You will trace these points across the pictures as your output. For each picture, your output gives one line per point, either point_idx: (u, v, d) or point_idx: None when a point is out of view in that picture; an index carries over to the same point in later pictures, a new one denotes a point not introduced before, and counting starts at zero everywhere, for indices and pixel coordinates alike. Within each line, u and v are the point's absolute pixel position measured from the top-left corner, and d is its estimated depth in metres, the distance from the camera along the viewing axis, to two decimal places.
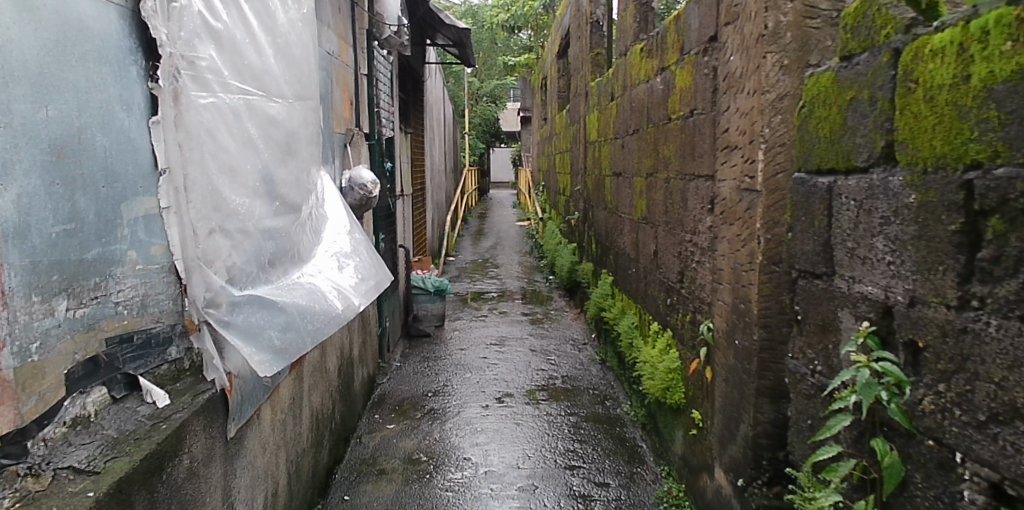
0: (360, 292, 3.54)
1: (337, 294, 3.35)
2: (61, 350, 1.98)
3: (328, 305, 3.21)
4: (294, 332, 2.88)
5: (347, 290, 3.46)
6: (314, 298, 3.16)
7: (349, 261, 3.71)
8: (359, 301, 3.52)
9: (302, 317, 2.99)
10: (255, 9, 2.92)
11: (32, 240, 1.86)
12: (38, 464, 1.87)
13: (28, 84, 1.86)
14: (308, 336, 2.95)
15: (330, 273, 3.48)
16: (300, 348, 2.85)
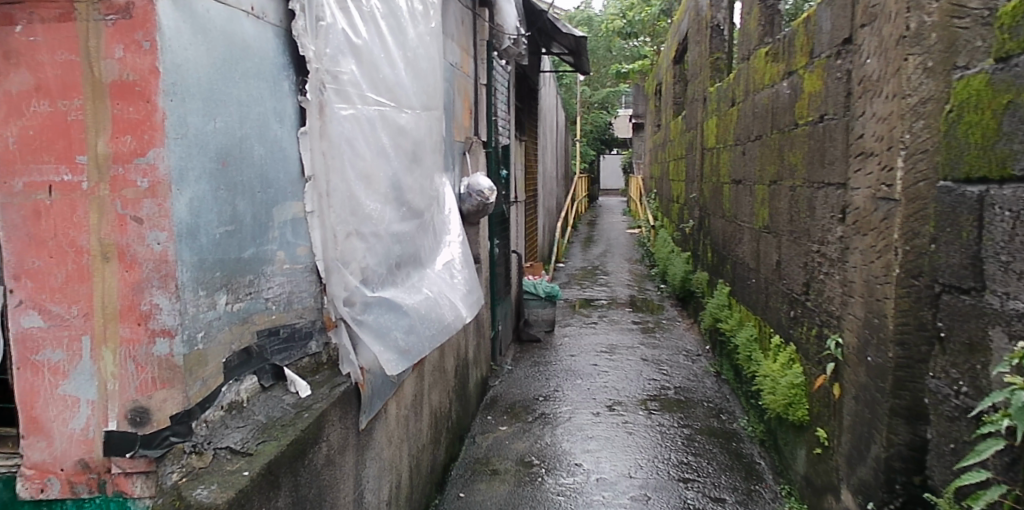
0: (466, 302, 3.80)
1: (447, 301, 3.57)
2: (221, 340, 2.17)
3: (441, 314, 3.43)
4: (414, 335, 3.11)
5: (454, 300, 3.68)
6: (431, 304, 3.36)
7: (458, 271, 3.85)
8: (465, 314, 3.81)
9: (422, 322, 3.21)
10: (389, 24, 3.08)
11: (200, 239, 2.04)
12: (201, 443, 2.05)
13: (201, 99, 2.05)
14: (427, 341, 3.21)
15: (442, 281, 3.64)
16: (420, 349, 3.10)
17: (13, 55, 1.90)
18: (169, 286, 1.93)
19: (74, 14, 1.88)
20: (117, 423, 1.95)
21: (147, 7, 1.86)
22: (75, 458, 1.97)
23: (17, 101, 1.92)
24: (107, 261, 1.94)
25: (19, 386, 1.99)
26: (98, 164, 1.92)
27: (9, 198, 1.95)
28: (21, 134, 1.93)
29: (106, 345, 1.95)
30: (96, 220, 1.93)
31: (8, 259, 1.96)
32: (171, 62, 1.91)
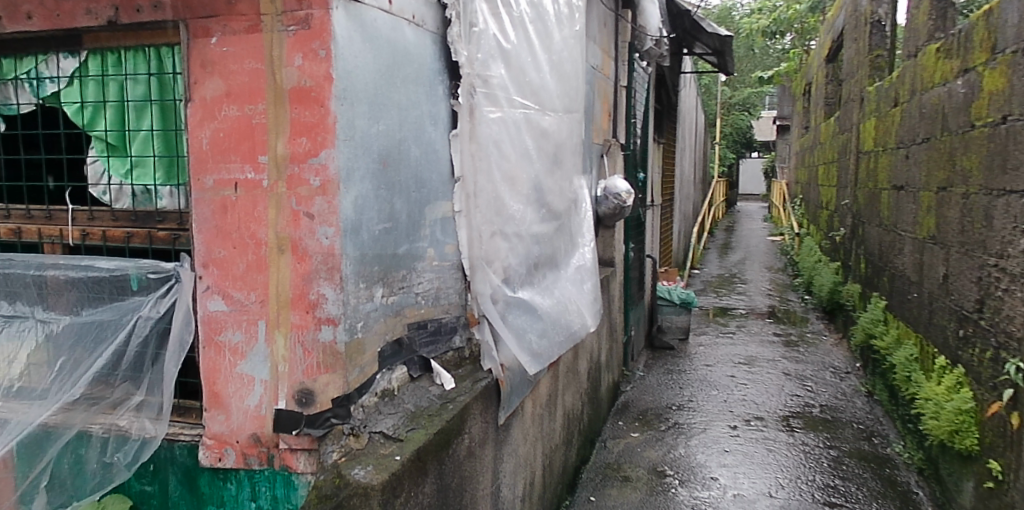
0: (591, 310, 3.75)
1: (575, 309, 3.54)
2: (377, 330, 2.29)
3: (569, 322, 3.43)
4: (547, 340, 3.17)
5: (582, 307, 3.63)
6: (563, 309, 3.40)
7: (588, 278, 3.79)
8: (590, 322, 3.76)
9: (553, 328, 3.25)
10: (538, 29, 3.13)
11: (362, 235, 2.18)
12: (359, 425, 2.20)
13: (367, 103, 2.19)
14: (559, 344, 3.28)
15: (575, 285, 3.62)
16: (551, 354, 3.17)
17: (209, 64, 2.12)
18: (335, 279, 2.07)
19: (261, 25, 2.06)
20: (285, 402, 2.12)
21: (324, 18, 2.00)
22: (249, 432, 2.17)
23: (210, 106, 2.13)
24: (281, 253, 2.11)
25: (204, 363, 2.21)
26: (277, 163, 2.08)
27: (202, 193, 2.17)
28: (213, 136, 2.14)
29: (279, 329, 2.12)
30: (273, 215, 2.10)
31: (200, 248, 2.19)
32: (343, 69, 2.05)
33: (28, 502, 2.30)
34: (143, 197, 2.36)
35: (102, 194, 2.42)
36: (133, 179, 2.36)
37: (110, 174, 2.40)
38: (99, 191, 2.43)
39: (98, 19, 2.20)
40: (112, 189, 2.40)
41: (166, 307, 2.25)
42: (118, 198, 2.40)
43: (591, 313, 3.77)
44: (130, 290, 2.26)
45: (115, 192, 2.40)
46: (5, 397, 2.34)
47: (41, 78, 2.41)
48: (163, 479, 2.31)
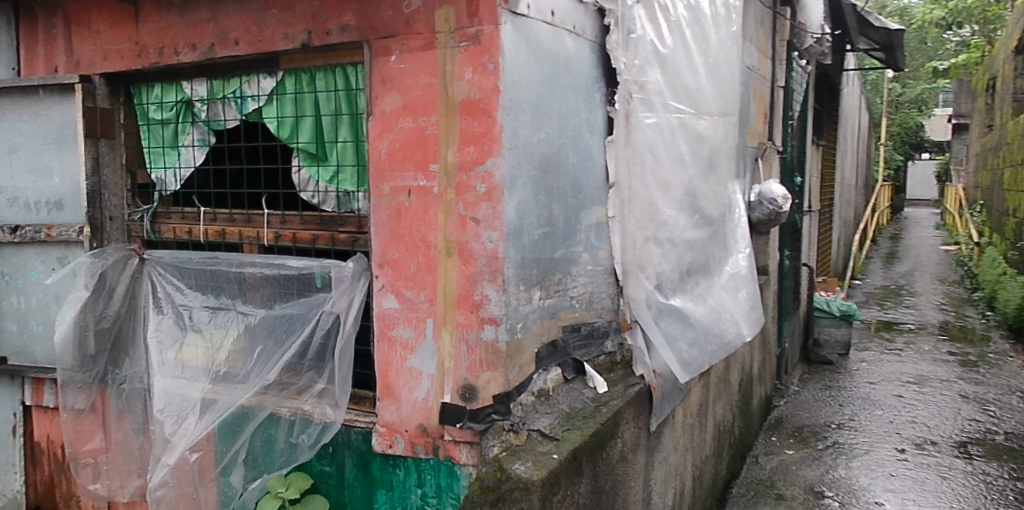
0: (745, 319, 3.56)
1: (727, 318, 3.36)
2: (535, 331, 2.37)
3: (722, 330, 3.27)
4: (698, 349, 3.05)
5: (736, 316, 3.47)
6: (717, 318, 3.28)
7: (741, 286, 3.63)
8: (745, 332, 3.59)
9: (705, 337, 3.14)
10: (695, 32, 3.08)
11: (523, 239, 2.26)
12: (518, 422, 2.28)
13: (530, 112, 2.27)
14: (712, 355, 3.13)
15: (728, 295, 3.50)
16: (702, 364, 3.04)
17: (388, 80, 2.29)
18: (498, 281, 2.18)
19: (435, 43, 2.20)
20: (450, 396, 2.26)
21: (494, 32, 2.11)
22: (417, 422, 2.32)
23: (389, 119, 2.31)
24: (448, 255, 2.25)
25: (378, 356, 2.39)
26: (447, 171, 2.22)
27: (379, 199, 2.35)
28: (390, 146, 2.31)
29: (446, 327, 2.26)
30: (442, 219, 2.24)
31: (376, 250, 2.37)
32: (510, 81, 2.15)
33: (227, 475, 2.62)
34: (343, 200, 2.59)
35: (311, 197, 2.64)
36: (336, 183, 2.58)
37: (317, 181, 2.63)
38: (308, 196, 2.66)
39: (294, 42, 2.46)
40: (320, 193, 2.62)
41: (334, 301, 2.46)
42: (325, 201, 2.62)
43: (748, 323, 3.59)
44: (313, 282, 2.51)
45: (323, 196, 2.62)
46: (213, 381, 2.64)
47: (244, 96, 2.72)
48: (341, 461, 2.53)
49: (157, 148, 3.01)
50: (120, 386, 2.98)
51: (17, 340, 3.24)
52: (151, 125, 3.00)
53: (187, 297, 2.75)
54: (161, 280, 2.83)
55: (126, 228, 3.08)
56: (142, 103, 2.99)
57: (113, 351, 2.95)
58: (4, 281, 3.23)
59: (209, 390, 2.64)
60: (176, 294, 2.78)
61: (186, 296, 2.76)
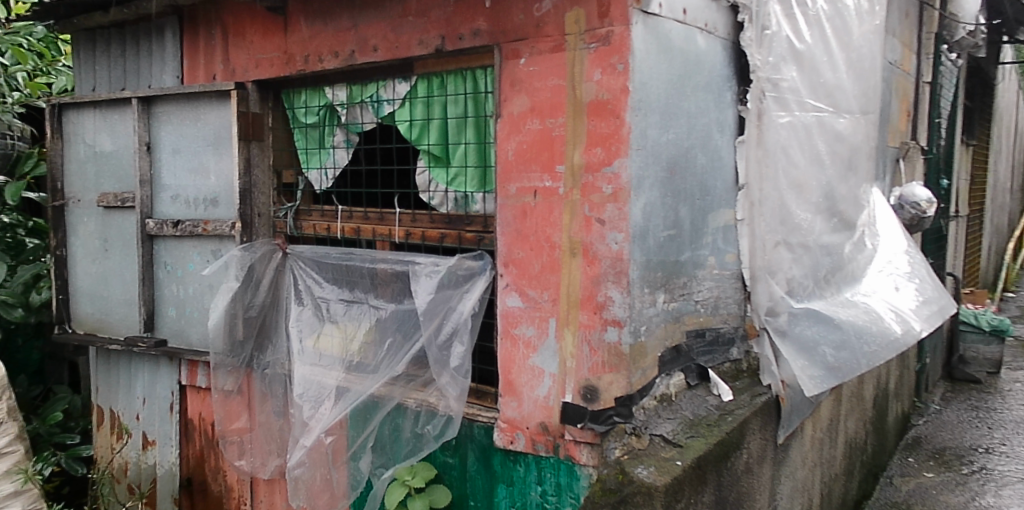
0: (922, 314, 2.95)
1: (893, 316, 2.88)
2: (658, 335, 2.34)
3: (888, 328, 2.80)
4: (849, 351, 2.71)
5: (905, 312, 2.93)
6: (873, 318, 2.84)
7: (907, 283, 3.13)
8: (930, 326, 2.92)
9: (859, 337, 2.75)
10: (836, 26, 2.93)
11: (649, 242, 2.24)
12: (640, 426, 2.25)
13: (659, 112, 2.24)
14: (868, 356, 2.68)
15: (885, 294, 3.03)
16: (855, 366, 2.66)
17: (517, 83, 2.33)
18: (622, 282, 2.17)
19: (565, 45, 2.22)
20: (571, 396, 2.28)
21: (625, 33, 2.11)
22: (538, 420, 2.36)
23: (517, 121, 2.35)
24: (572, 256, 2.26)
25: (502, 354, 2.45)
26: (573, 172, 2.23)
27: (506, 199, 2.40)
28: (517, 148, 2.35)
29: (569, 327, 2.28)
30: (567, 220, 2.26)
31: (502, 250, 2.42)
32: (640, 81, 2.14)
33: (356, 460, 2.75)
34: (461, 202, 2.68)
35: (429, 199, 2.75)
36: (455, 186, 2.67)
37: (435, 182, 2.73)
38: (427, 197, 2.76)
39: (429, 48, 2.57)
40: (438, 195, 2.73)
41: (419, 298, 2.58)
42: (442, 202, 2.73)
43: (923, 317, 2.94)
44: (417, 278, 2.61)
45: (440, 198, 2.73)
46: (347, 369, 2.78)
47: (380, 100, 2.85)
48: (463, 453, 2.63)
49: (305, 148, 3.21)
50: (263, 371, 3.21)
51: (176, 324, 3.56)
52: (301, 128, 3.21)
53: (325, 290, 2.93)
54: (301, 274, 3.02)
55: (272, 224, 3.32)
56: (293, 107, 3.20)
57: (258, 337, 3.19)
58: (166, 271, 3.56)
59: (342, 379, 2.77)
60: (315, 287, 2.96)
61: (324, 289, 2.93)
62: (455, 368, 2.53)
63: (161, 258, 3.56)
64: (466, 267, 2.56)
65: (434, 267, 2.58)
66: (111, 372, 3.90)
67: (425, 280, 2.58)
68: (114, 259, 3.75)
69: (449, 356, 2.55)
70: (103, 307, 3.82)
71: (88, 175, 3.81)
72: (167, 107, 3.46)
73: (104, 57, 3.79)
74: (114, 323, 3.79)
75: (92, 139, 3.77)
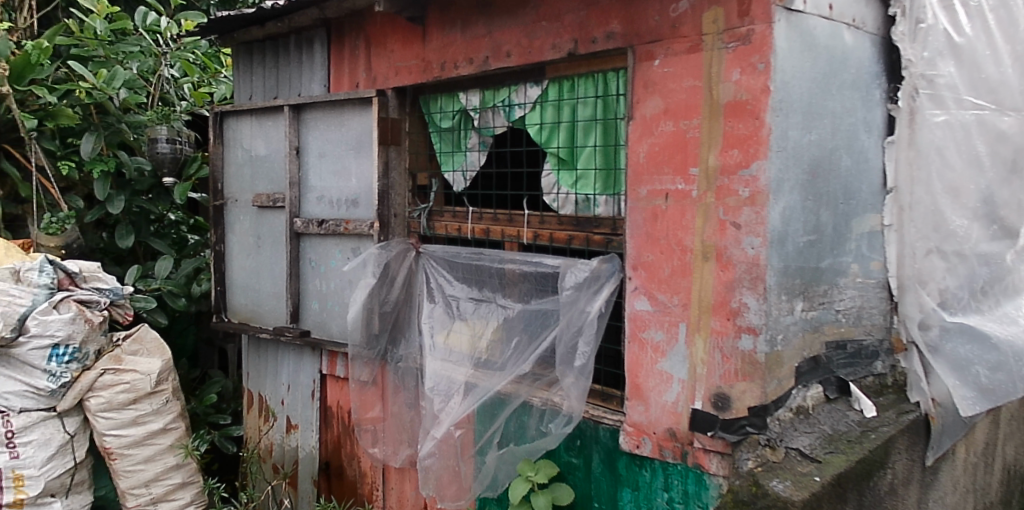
0: None
1: None
2: (796, 345, 2.24)
3: None
4: (1006, 373, 2.48)
5: None
6: None
7: None
8: None
9: (1020, 359, 2.51)
10: (1003, 16, 2.69)
11: (788, 247, 2.16)
12: (775, 438, 2.17)
13: (801, 112, 2.16)
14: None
15: None
16: (1013, 391, 2.45)
17: (651, 84, 2.32)
18: (758, 289, 2.10)
19: (702, 45, 2.18)
20: (701, 403, 2.23)
21: (766, 31, 2.05)
22: (666, 426, 2.33)
23: (649, 123, 2.33)
24: (705, 260, 2.21)
25: (629, 357, 2.43)
26: (708, 175, 2.19)
27: (636, 202, 2.38)
28: (649, 150, 2.33)
29: (699, 333, 2.23)
30: (700, 223, 2.22)
31: (631, 253, 2.41)
32: (781, 80, 2.07)
33: (483, 454, 2.81)
34: (583, 204, 2.70)
35: (553, 201, 2.79)
36: (578, 189, 2.69)
37: (560, 185, 2.76)
38: (549, 199, 2.81)
39: (561, 51, 2.60)
40: (561, 197, 2.76)
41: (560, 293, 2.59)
42: (564, 205, 2.75)
43: None
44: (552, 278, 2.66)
45: (563, 200, 2.75)
46: (475, 366, 2.84)
47: (512, 104, 2.91)
48: (588, 455, 2.64)
49: (445, 151, 3.29)
50: (397, 364, 3.34)
51: (318, 317, 3.79)
52: (440, 133, 3.30)
53: (455, 288, 3.03)
54: (433, 272, 3.14)
55: (407, 224, 3.46)
56: (431, 113, 3.32)
57: (391, 332, 3.34)
58: (311, 266, 3.80)
59: (471, 375, 2.84)
60: (446, 285, 3.07)
61: (454, 287, 3.03)
62: (576, 367, 2.53)
63: (307, 255, 3.81)
64: (596, 269, 2.54)
65: (578, 266, 2.56)
66: (260, 358, 4.22)
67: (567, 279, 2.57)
68: (265, 254, 4.05)
69: (573, 354, 2.55)
70: (255, 299, 4.13)
71: (245, 177, 4.14)
72: (315, 113, 3.70)
73: (260, 68, 4.10)
74: (264, 314, 4.09)
75: (248, 144, 4.10)
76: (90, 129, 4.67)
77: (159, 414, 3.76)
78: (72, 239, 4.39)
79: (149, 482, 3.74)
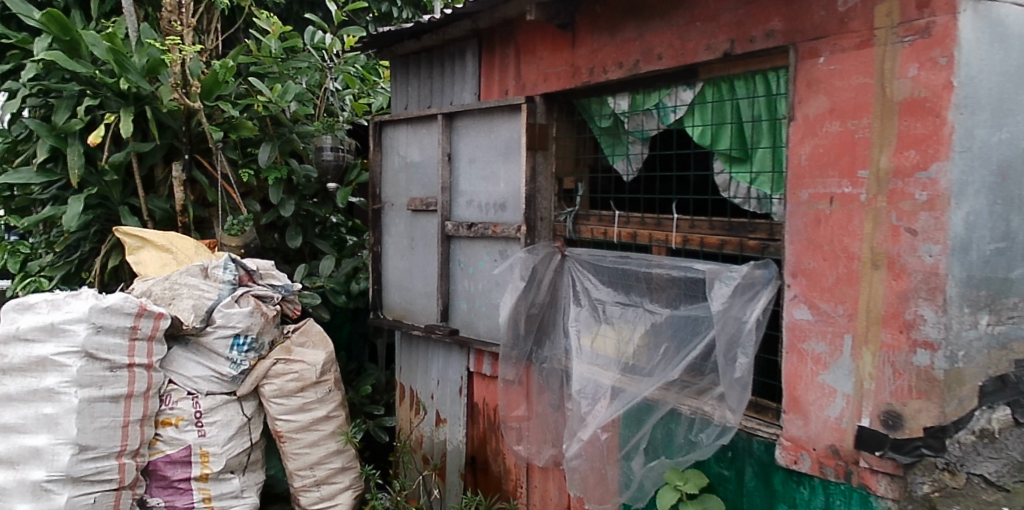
0: None
1: None
2: (980, 362, 2.05)
3: None
4: None
5: None
6: None
7: None
8: None
9: None
10: None
11: (972, 254, 1.98)
12: (954, 462, 1.97)
13: (990, 108, 1.98)
14: None
15: None
16: None
17: (815, 83, 2.23)
18: (936, 300, 1.95)
19: (874, 40, 2.07)
20: (869, 421, 2.11)
21: (949, 23, 1.90)
22: (828, 442, 2.23)
23: (813, 123, 2.25)
24: (874, 268, 2.10)
25: (787, 368, 2.35)
26: (878, 177, 2.07)
27: (797, 206, 2.30)
28: (813, 152, 2.24)
29: (867, 346, 2.12)
30: (870, 229, 2.10)
31: (790, 259, 2.32)
32: (967, 75, 1.90)
33: (629, 459, 2.77)
34: (764, 200, 2.55)
35: (733, 199, 2.65)
36: (759, 185, 2.56)
37: (738, 182, 2.64)
38: (730, 196, 2.67)
39: (716, 52, 2.55)
40: (741, 194, 2.62)
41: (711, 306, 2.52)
42: (746, 202, 2.61)
43: None
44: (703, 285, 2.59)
45: (744, 197, 2.62)
46: (622, 371, 2.84)
47: (665, 108, 2.88)
48: (740, 467, 2.57)
49: (610, 147, 3.23)
50: (541, 365, 3.39)
51: (467, 316, 3.93)
52: (601, 133, 3.26)
53: (601, 292, 3.04)
54: (579, 276, 3.17)
55: (553, 227, 3.49)
56: (589, 114, 3.31)
57: (538, 333, 3.41)
58: (461, 268, 3.95)
59: (618, 380, 2.83)
60: (592, 289, 3.08)
61: (601, 291, 3.04)
62: (727, 376, 2.50)
63: (457, 257, 3.96)
64: (752, 276, 2.46)
65: (737, 275, 2.48)
66: (411, 354, 4.44)
67: (718, 287, 2.50)
68: (418, 256, 4.26)
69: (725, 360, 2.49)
70: (407, 297, 4.35)
71: (400, 183, 4.37)
72: (466, 120, 3.85)
73: (415, 79, 4.30)
74: (416, 312, 4.30)
75: (404, 152, 4.32)
76: (266, 139, 5.11)
77: (324, 402, 4.05)
78: (251, 240, 4.81)
79: (314, 465, 4.02)
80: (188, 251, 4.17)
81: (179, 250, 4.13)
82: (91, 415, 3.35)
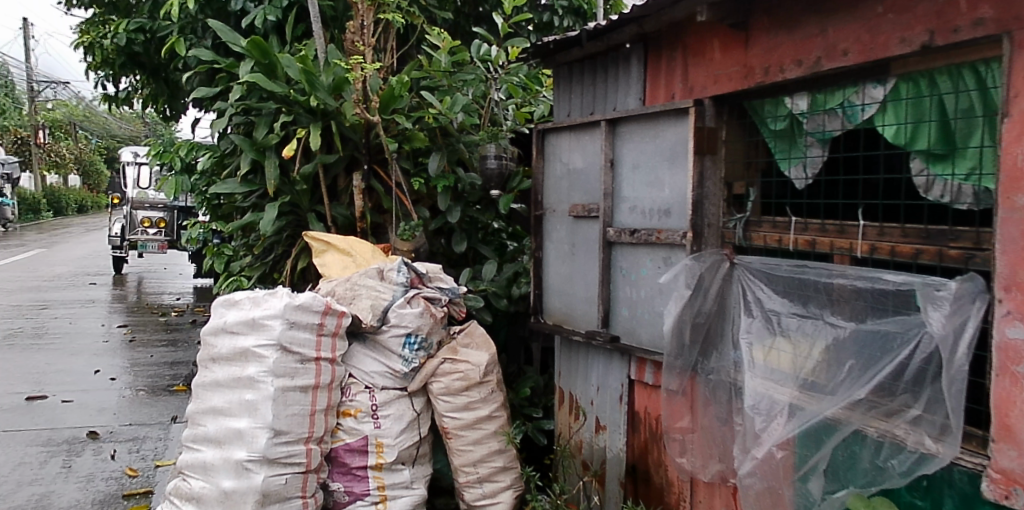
0: None
1: None
2: None
3: None
4: None
5: None
6: None
7: None
8: None
9: None
10: None
11: None
12: None
13: None
14: None
15: None
16: None
17: None
18: None
19: None
20: None
21: None
22: None
23: None
24: None
25: (997, 391, 2.12)
26: None
27: (1011, 212, 2.07)
28: None
29: None
30: None
31: (1003, 271, 2.10)
32: None
33: (806, 481, 2.65)
34: (982, 197, 2.30)
35: (940, 198, 2.43)
36: (978, 180, 2.30)
37: (946, 180, 2.41)
38: (935, 196, 2.46)
39: (912, 45, 2.35)
40: (951, 190, 2.40)
41: (905, 317, 2.37)
42: (959, 199, 2.38)
43: None
44: (896, 297, 2.40)
45: (954, 193, 2.39)
46: (801, 388, 2.69)
47: (854, 107, 2.70)
48: (937, 497, 2.36)
49: (781, 151, 3.10)
50: (708, 376, 3.29)
51: (628, 323, 3.90)
52: (772, 137, 3.14)
53: (775, 302, 2.88)
54: (750, 285, 3.02)
55: (720, 234, 3.36)
56: (759, 117, 3.19)
57: (704, 343, 3.30)
58: (622, 274, 3.93)
59: (797, 397, 2.70)
60: (765, 299, 2.93)
61: (775, 301, 2.88)
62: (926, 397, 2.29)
63: (619, 263, 3.94)
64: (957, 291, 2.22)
65: (935, 288, 2.27)
66: (571, 359, 4.47)
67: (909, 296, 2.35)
68: (579, 261, 4.28)
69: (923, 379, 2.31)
70: (568, 303, 4.38)
71: (562, 189, 4.41)
72: (630, 126, 3.82)
73: (578, 86, 4.33)
74: (576, 317, 4.31)
75: (567, 158, 4.36)
76: (435, 148, 5.37)
77: (487, 401, 4.17)
78: (421, 244, 5.06)
79: (477, 462, 4.15)
80: (366, 254, 4.45)
81: (358, 254, 4.42)
82: (285, 402, 3.65)
